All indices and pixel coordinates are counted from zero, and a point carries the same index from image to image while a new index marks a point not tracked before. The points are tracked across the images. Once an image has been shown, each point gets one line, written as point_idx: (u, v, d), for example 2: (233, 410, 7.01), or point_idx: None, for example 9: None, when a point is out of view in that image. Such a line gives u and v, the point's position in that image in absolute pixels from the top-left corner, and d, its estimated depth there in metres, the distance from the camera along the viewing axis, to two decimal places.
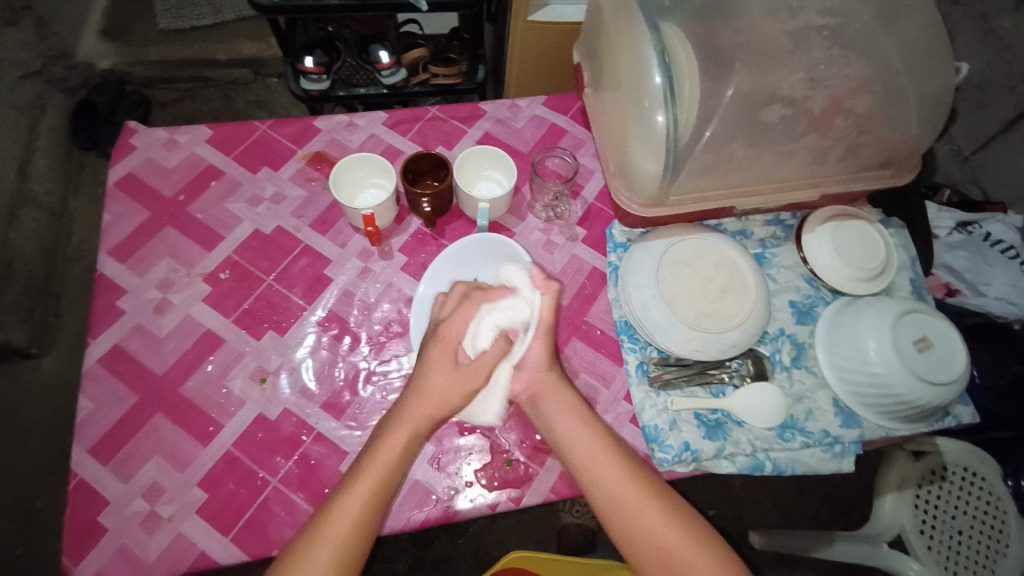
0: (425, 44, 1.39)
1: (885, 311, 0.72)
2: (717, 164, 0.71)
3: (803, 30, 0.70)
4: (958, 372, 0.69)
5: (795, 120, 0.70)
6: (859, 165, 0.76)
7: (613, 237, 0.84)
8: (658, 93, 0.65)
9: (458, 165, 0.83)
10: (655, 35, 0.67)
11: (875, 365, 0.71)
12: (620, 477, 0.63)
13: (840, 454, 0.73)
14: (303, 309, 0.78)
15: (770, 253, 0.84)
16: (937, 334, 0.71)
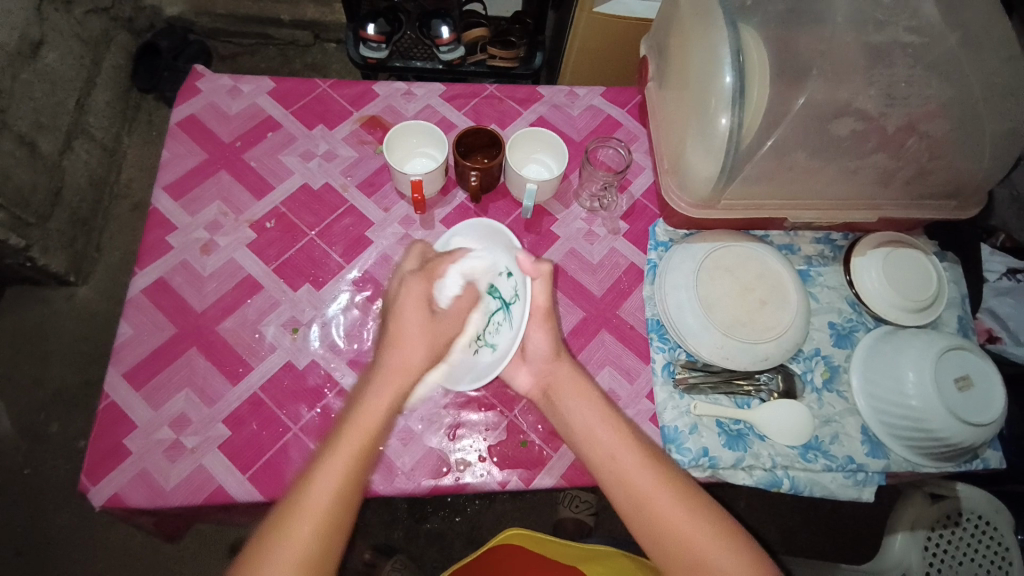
0: (487, 25, 1.40)
1: (929, 343, 0.70)
2: (777, 172, 0.69)
3: (886, 46, 0.68)
4: (995, 416, 0.67)
5: (866, 136, 0.68)
6: (924, 191, 0.74)
7: (655, 235, 0.83)
8: (726, 93, 0.64)
9: (510, 144, 0.83)
10: (731, 34, 0.65)
11: (911, 398, 0.69)
12: (644, 473, 0.62)
13: (862, 482, 0.71)
14: (341, 267, 0.79)
15: (815, 271, 0.83)
16: (979, 374, 0.69)
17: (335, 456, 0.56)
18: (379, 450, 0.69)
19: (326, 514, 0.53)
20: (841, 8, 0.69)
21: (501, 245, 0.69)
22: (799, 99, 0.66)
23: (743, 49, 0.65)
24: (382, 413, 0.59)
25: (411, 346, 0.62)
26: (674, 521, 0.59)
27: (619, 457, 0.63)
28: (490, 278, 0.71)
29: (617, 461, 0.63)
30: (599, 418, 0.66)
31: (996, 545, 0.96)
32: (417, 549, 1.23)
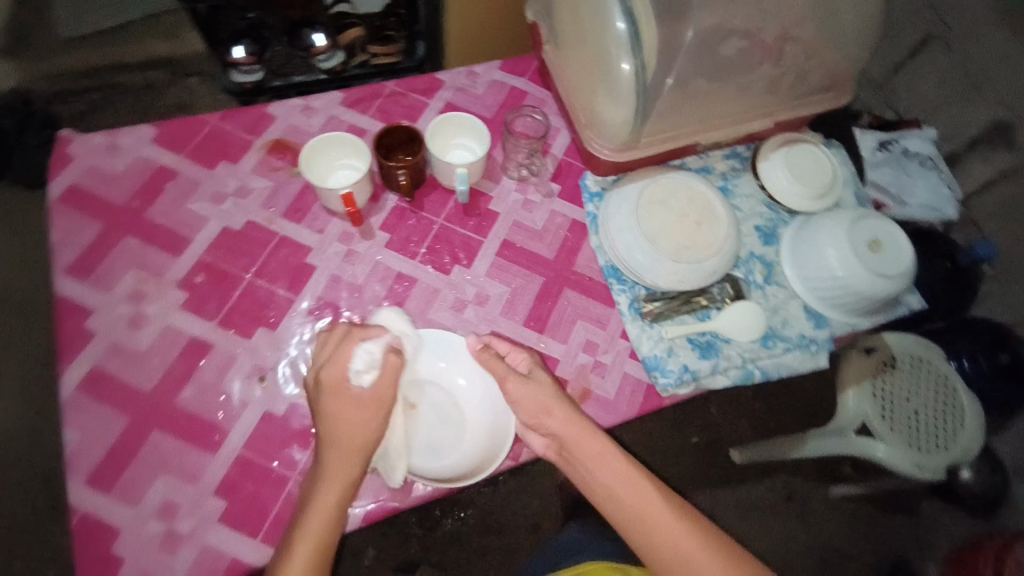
0: (360, 23, 1.37)
1: (839, 220, 0.80)
2: (683, 101, 0.74)
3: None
4: (906, 266, 0.78)
5: (750, 52, 0.74)
6: (807, 89, 0.82)
7: (587, 188, 0.86)
8: (623, 40, 0.67)
9: (429, 134, 0.82)
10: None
11: (837, 271, 0.78)
12: (623, 482, 0.65)
13: (816, 352, 0.79)
14: (290, 302, 0.76)
15: (732, 184, 0.90)
16: (885, 235, 0.79)
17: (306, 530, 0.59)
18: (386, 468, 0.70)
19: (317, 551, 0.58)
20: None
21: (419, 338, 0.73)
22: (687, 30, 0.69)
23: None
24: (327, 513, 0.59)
25: (336, 431, 0.63)
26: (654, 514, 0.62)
27: (596, 465, 0.66)
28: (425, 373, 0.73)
29: (598, 472, 0.66)
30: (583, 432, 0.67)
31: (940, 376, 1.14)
32: (439, 555, 1.24)
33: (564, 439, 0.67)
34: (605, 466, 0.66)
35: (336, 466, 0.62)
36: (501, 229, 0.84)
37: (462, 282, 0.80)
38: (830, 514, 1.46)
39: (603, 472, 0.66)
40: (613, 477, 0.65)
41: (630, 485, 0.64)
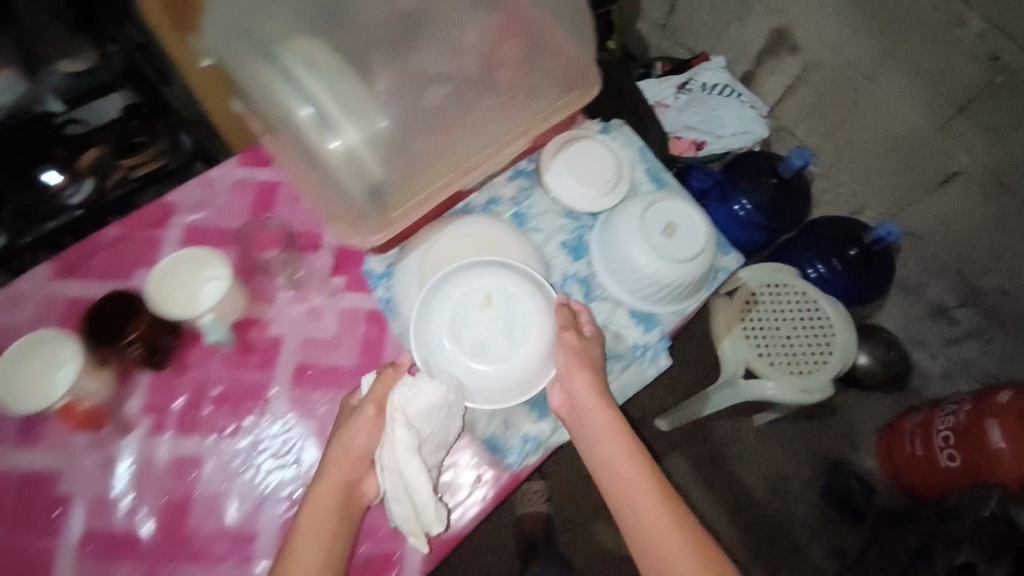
0: (101, 140, 1.14)
1: (632, 215, 0.76)
2: (415, 157, 0.68)
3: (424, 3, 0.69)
4: (706, 240, 0.76)
5: (461, 95, 0.70)
6: (549, 100, 0.75)
7: (371, 271, 0.76)
8: (314, 121, 0.61)
9: (157, 287, 0.68)
10: (283, 72, 0.61)
11: (646, 269, 0.74)
12: (630, 468, 0.66)
13: (654, 357, 0.76)
14: (54, 545, 0.66)
15: (525, 206, 0.84)
16: (679, 214, 0.76)
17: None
18: None
19: None
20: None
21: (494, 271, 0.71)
22: (388, 101, 0.66)
23: (305, 73, 0.61)
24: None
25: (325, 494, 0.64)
26: (644, 505, 0.64)
27: (596, 446, 0.68)
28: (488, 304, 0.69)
29: (608, 454, 0.67)
30: (605, 416, 0.68)
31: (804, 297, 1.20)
32: None
33: (578, 394, 0.69)
34: (607, 449, 0.67)
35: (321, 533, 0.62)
36: (285, 359, 0.74)
37: (262, 429, 0.71)
38: (763, 443, 1.53)
39: (617, 454, 0.67)
40: (617, 459, 0.67)
41: (633, 470, 0.66)
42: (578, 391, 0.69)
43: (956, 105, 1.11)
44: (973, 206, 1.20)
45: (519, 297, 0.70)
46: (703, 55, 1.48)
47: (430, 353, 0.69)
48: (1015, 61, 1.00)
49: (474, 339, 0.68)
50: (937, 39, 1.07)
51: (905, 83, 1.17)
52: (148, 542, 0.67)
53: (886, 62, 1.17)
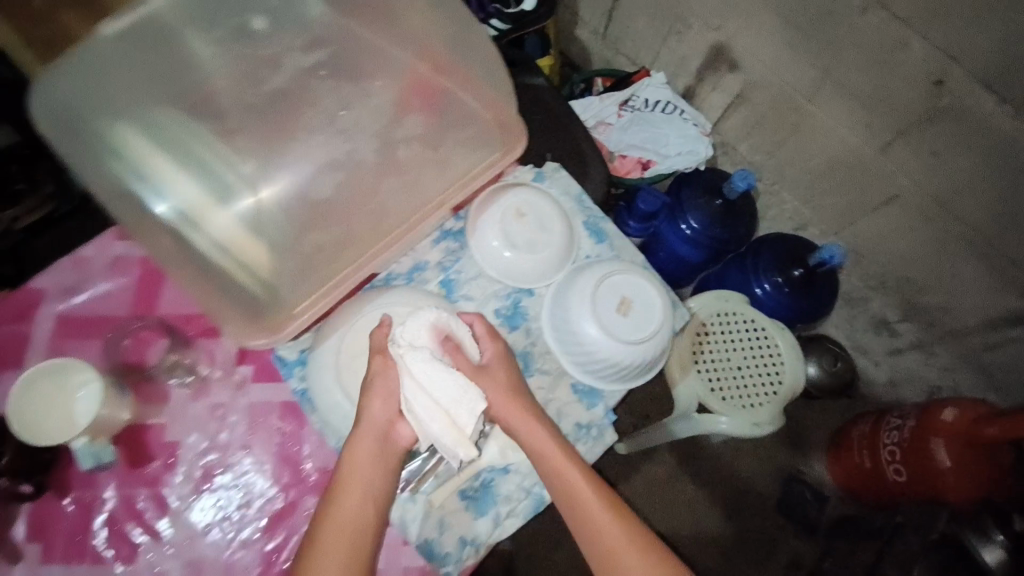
0: None
1: (582, 291, 0.74)
2: (314, 246, 0.67)
3: (299, 83, 0.70)
4: (660, 318, 0.72)
5: (350, 175, 0.68)
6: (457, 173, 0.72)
7: (282, 361, 0.68)
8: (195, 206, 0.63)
9: None
10: (149, 175, 0.61)
11: (595, 348, 0.72)
12: (603, 514, 0.62)
13: (598, 434, 0.72)
14: None
15: (454, 272, 0.77)
16: (631, 289, 0.73)
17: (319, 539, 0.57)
18: None
19: (343, 535, 0.57)
20: (225, 68, 0.68)
21: (524, 193, 0.78)
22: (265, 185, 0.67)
23: (182, 178, 0.63)
24: (357, 506, 0.58)
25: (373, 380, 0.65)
26: (595, 520, 0.61)
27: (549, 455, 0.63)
28: (514, 230, 0.77)
29: (579, 497, 0.62)
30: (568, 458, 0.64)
31: (754, 324, 1.18)
32: None
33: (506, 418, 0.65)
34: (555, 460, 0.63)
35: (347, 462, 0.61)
36: (186, 471, 0.64)
37: (187, 516, 0.63)
38: (717, 458, 1.55)
39: (587, 495, 0.62)
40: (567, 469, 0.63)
41: (602, 516, 0.61)
42: (518, 423, 0.65)
43: (895, 128, 1.11)
44: (911, 225, 1.21)
45: (545, 205, 0.79)
46: (643, 70, 1.44)
47: (493, 265, 0.77)
48: (955, 86, 0.99)
49: (525, 241, 0.77)
50: (876, 63, 1.06)
51: (843, 105, 1.15)
52: None
53: (827, 83, 1.15)
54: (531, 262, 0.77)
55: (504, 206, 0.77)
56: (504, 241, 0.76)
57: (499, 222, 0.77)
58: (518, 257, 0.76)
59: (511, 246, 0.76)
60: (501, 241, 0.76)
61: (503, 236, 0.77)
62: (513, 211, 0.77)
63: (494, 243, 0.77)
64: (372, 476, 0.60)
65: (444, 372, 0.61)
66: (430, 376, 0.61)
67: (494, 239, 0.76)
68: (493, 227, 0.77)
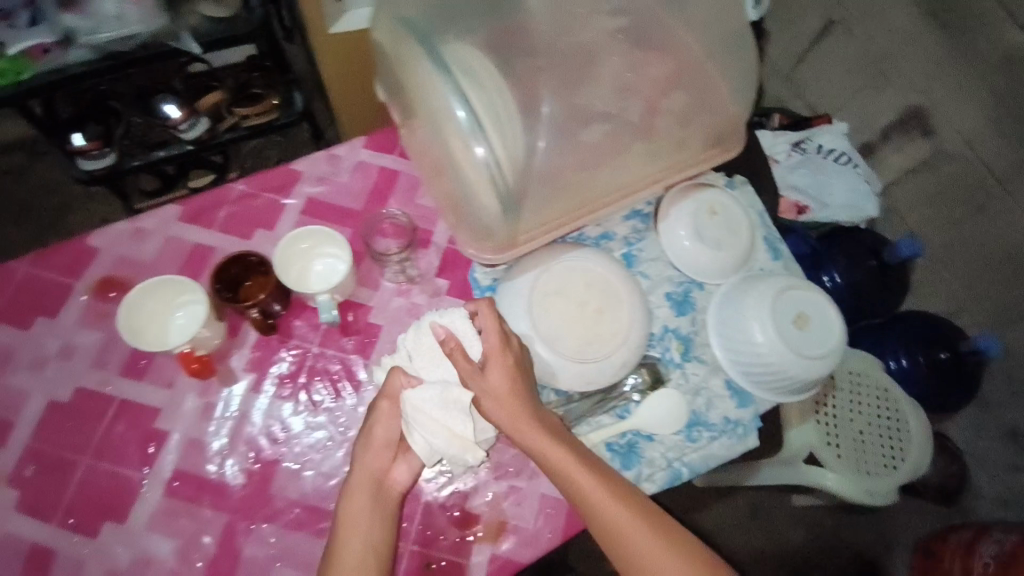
0: (222, 85, 1.28)
1: (763, 295, 0.75)
2: (557, 191, 0.63)
3: (598, 43, 0.61)
4: (831, 342, 0.73)
5: (618, 134, 0.62)
6: (693, 154, 0.70)
7: (477, 283, 0.77)
8: (464, 127, 0.57)
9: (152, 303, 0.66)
10: (441, 64, 0.58)
11: (764, 352, 0.74)
12: (606, 498, 0.60)
13: (743, 434, 0.74)
14: (144, 477, 0.65)
15: (636, 249, 0.83)
16: (811, 307, 0.75)
17: (340, 541, 0.60)
18: None
19: (360, 545, 0.59)
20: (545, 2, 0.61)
21: (721, 194, 0.82)
22: (533, 120, 0.59)
23: (466, 77, 0.57)
24: (369, 518, 0.61)
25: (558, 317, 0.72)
26: (607, 511, 0.60)
27: (548, 449, 0.61)
28: (705, 225, 0.80)
29: (575, 484, 0.60)
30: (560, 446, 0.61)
31: (885, 390, 1.14)
32: None
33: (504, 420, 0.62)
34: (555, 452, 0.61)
35: (359, 477, 0.63)
36: (383, 349, 0.74)
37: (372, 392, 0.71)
38: (793, 523, 1.47)
39: (582, 482, 0.60)
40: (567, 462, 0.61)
41: (602, 502, 0.60)
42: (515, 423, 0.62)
43: None
44: None
45: (736, 211, 0.82)
46: (825, 115, 1.41)
47: (676, 250, 0.81)
48: None
49: (713, 237, 0.80)
50: None
51: None
52: (211, 501, 0.64)
53: None
54: (714, 257, 0.80)
55: (700, 201, 0.81)
56: (694, 232, 0.80)
57: (692, 215, 0.81)
58: (702, 251, 0.80)
59: (700, 238, 0.80)
60: (692, 231, 0.80)
61: (693, 227, 0.80)
62: (708, 207, 0.81)
63: (685, 231, 0.80)
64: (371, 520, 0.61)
65: (456, 408, 0.62)
66: (447, 418, 0.62)
67: (684, 229, 0.80)
68: (686, 217, 0.81)
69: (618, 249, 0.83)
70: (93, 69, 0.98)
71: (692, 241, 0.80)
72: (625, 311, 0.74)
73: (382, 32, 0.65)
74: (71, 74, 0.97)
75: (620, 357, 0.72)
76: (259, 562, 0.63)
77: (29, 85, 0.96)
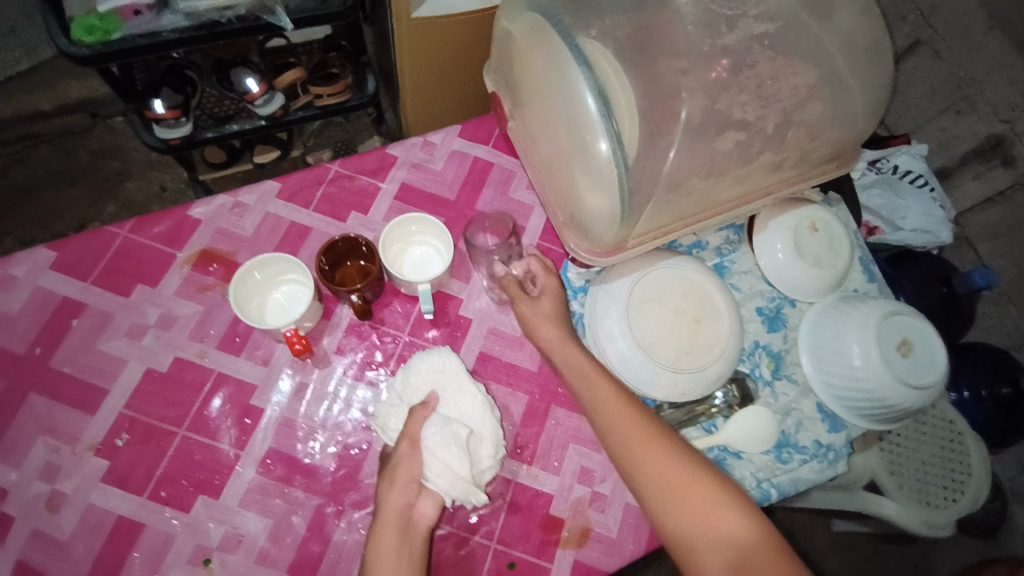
0: (299, 62, 1.28)
1: (866, 318, 0.73)
2: (676, 198, 0.61)
3: (743, 47, 0.58)
4: (936, 373, 0.71)
5: (750, 144, 0.60)
6: (810, 167, 0.68)
7: (570, 282, 0.77)
8: (597, 124, 0.55)
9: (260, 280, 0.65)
10: (579, 55, 0.56)
11: (862, 375, 0.71)
12: (645, 443, 0.57)
13: (834, 460, 0.72)
14: (238, 455, 0.63)
15: (728, 260, 0.81)
16: (916, 334, 0.72)
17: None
18: None
19: None
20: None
21: (822, 212, 0.80)
22: (668, 126, 0.57)
23: (605, 73, 0.56)
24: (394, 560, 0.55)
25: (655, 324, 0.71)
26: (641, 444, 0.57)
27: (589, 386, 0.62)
28: (803, 242, 0.78)
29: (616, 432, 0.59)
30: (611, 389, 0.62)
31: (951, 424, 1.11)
32: None
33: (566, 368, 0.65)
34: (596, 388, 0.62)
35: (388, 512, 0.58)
36: (474, 342, 0.73)
37: None
38: (830, 549, 1.43)
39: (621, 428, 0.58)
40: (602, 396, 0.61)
41: (642, 439, 0.57)
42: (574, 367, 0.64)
43: None
44: None
45: (837, 229, 0.80)
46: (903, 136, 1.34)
47: (772, 265, 0.79)
48: None
49: (812, 255, 0.78)
50: None
51: None
52: (304, 482, 0.63)
53: None
54: (813, 276, 0.78)
55: (801, 217, 0.79)
56: (793, 248, 0.78)
57: (792, 230, 0.79)
58: (799, 269, 0.78)
59: (798, 255, 0.78)
60: (791, 247, 0.78)
61: (792, 243, 0.78)
62: (807, 224, 0.79)
63: (784, 246, 0.78)
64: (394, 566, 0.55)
65: (454, 444, 0.60)
66: (446, 458, 0.60)
67: (782, 244, 0.79)
68: (785, 232, 0.79)
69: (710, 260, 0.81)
70: (187, 36, 0.98)
71: (791, 258, 0.78)
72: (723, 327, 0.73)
73: (515, 22, 0.64)
74: (163, 39, 0.97)
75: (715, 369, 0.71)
76: (349, 550, 0.61)
77: (119, 46, 0.95)
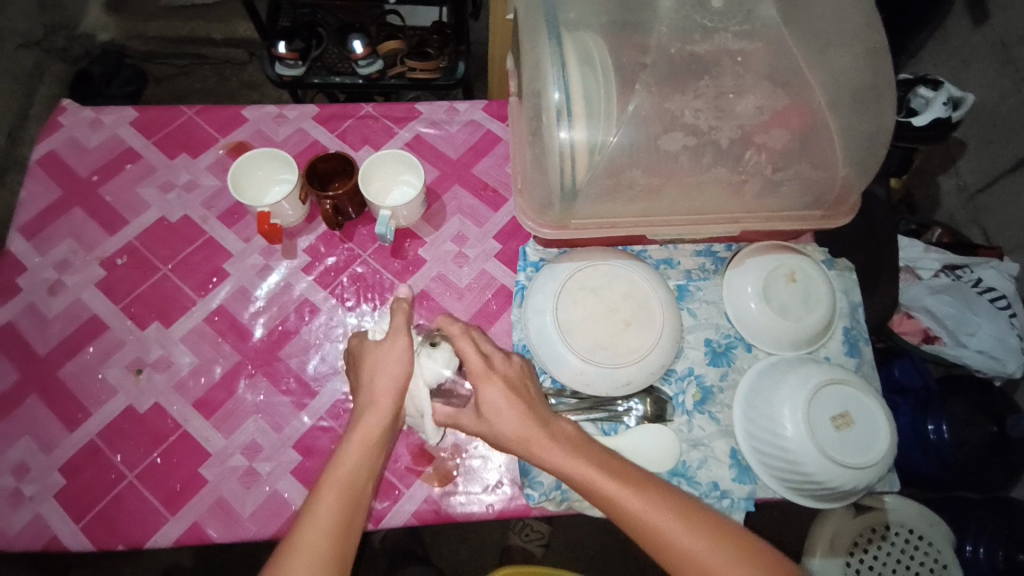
0: (404, 38, 1.45)
1: (807, 378, 0.67)
2: (618, 189, 0.63)
3: (715, 56, 0.61)
4: (872, 457, 0.63)
5: (699, 152, 0.61)
6: (781, 202, 0.66)
7: (525, 255, 0.79)
8: (555, 109, 0.59)
9: (254, 168, 0.78)
10: (553, 39, 0.61)
11: (785, 437, 0.65)
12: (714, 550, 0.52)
13: (727, 508, 0.68)
14: (193, 302, 0.76)
15: (694, 285, 0.79)
16: (859, 411, 0.65)
17: (330, 480, 0.53)
18: (218, 496, 0.66)
19: (344, 492, 0.53)
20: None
21: (806, 261, 0.74)
22: (616, 117, 0.60)
23: (577, 64, 0.60)
24: (357, 463, 0.54)
25: (579, 312, 0.71)
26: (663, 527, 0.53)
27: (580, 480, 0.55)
28: (775, 286, 0.73)
29: (684, 548, 0.52)
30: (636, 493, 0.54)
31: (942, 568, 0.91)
32: None
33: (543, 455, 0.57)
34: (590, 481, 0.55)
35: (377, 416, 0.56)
36: (422, 281, 0.79)
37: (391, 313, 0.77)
38: None
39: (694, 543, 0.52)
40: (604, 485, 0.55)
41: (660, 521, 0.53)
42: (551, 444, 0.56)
43: None
44: None
45: (821, 284, 0.73)
46: (998, 249, 1.13)
47: (736, 303, 0.75)
48: None
49: (778, 302, 0.72)
50: None
51: None
52: (234, 340, 0.74)
53: None
54: (776, 324, 0.72)
55: (778, 260, 0.74)
56: (762, 289, 0.73)
57: (766, 271, 0.73)
58: (761, 313, 0.73)
59: (766, 298, 0.73)
60: (761, 288, 0.73)
61: (763, 283, 0.73)
62: (786, 270, 0.73)
63: (753, 286, 0.74)
64: (327, 544, 0.50)
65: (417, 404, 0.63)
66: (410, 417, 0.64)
67: (753, 283, 0.74)
68: (760, 271, 0.74)
69: (675, 279, 0.80)
70: None
71: (756, 299, 0.73)
72: (653, 337, 0.70)
73: None
74: None
75: (624, 374, 0.68)
76: (243, 407, 0.71)
77: None
